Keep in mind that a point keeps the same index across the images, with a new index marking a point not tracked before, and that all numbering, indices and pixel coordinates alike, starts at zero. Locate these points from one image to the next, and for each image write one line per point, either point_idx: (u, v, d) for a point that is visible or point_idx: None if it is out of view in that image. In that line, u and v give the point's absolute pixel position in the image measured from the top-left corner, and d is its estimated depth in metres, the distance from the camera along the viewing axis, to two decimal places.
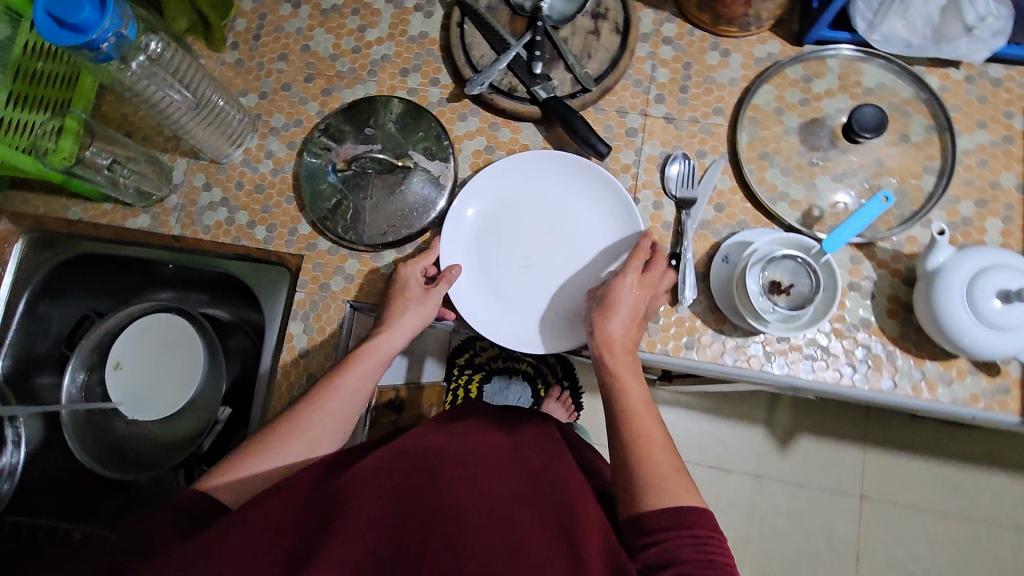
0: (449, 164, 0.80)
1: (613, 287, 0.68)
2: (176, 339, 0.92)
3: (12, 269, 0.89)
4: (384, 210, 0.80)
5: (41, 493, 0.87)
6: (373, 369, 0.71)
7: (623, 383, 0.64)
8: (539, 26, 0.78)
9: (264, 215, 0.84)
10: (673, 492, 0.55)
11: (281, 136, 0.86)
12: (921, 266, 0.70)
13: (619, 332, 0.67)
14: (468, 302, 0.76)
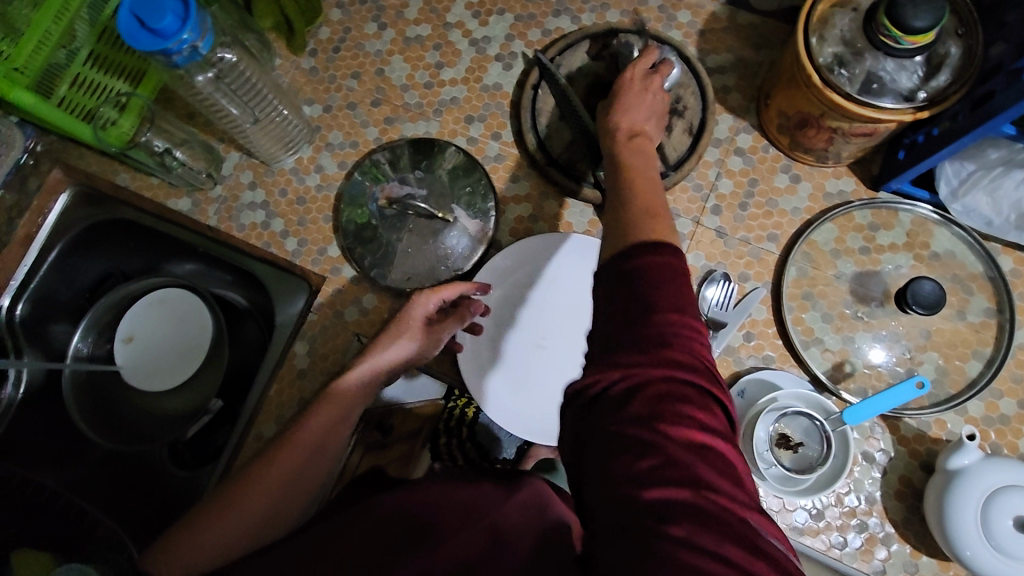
0: (487, 226, 0.79)
1: (625, 80, 0.68)
2: (186, 319, 0.93)
3: (54, 215, 0.90)
4: (415, 255, 0.79)
5: (25, 442, 0.88)
6: (349, 402, 0.66)
7: (630, 184, 0.56)
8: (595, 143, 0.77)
9: (299, 228, 0.84)
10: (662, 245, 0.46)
11: (335, 153, 0.86)
12: (941, 458, 0.66)
13: (629, 113, 0.65)
14: (485, 383, 0.74)
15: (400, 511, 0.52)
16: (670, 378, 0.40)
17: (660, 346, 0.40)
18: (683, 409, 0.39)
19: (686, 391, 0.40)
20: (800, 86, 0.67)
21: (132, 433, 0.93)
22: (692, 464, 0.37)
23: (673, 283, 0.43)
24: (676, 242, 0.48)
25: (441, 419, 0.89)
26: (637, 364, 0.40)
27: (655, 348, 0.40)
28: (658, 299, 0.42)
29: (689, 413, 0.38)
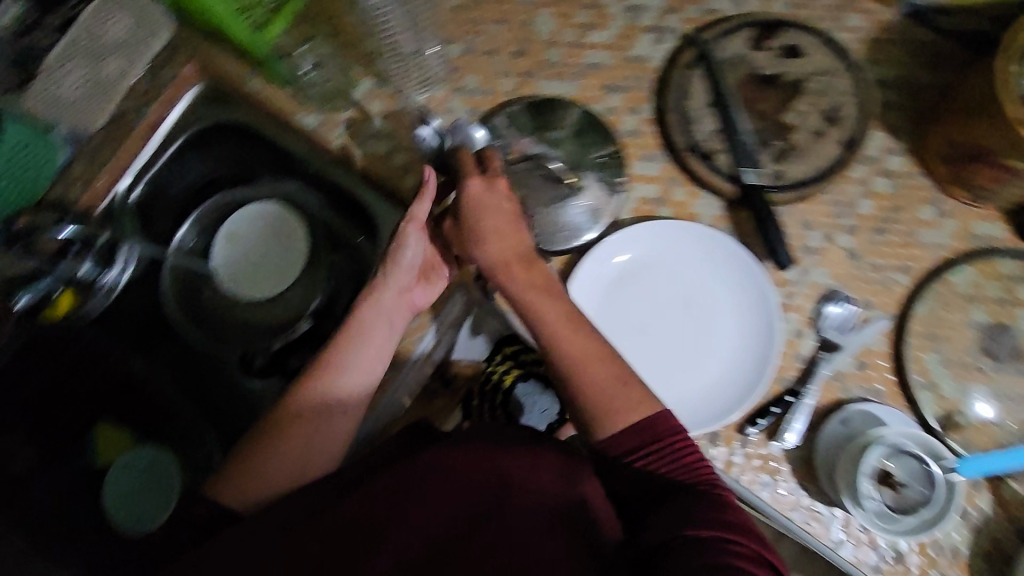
0: (614, 201, 0.78)
1: (468, 202, 0.72)
2: (287, 237, 0.95)
3: (179, 108, 0.91)
4: (535, 215, 0.79)
5: (123, 320, 0.92)
6: (380, 347, 0.73)
7: (544, 328, 0.66)
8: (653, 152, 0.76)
9: (421, 167, 0.83)
10: (603, 370, 0.64)
11: (468, 97, 0.84)
12: None
13: (495, 246, 0.70)
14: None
15: (441, 472, 0.63)
16: (700, 525, 0.53)
17: (698, 497, 0.56)
18: (717, 531, 0.53)
19: (724, 521, 0.54)
20: (986, 118, 0.63)
21: (215, 334, 0.94)
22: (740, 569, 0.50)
23: (669, 437, 0.61)
24: (626, 398, 0.63)
25: (479, 381, 0.92)
26: (676, 513, 0.56)
27: (692, 498, 0.56)
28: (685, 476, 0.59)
29: (728, 538, 0.52)
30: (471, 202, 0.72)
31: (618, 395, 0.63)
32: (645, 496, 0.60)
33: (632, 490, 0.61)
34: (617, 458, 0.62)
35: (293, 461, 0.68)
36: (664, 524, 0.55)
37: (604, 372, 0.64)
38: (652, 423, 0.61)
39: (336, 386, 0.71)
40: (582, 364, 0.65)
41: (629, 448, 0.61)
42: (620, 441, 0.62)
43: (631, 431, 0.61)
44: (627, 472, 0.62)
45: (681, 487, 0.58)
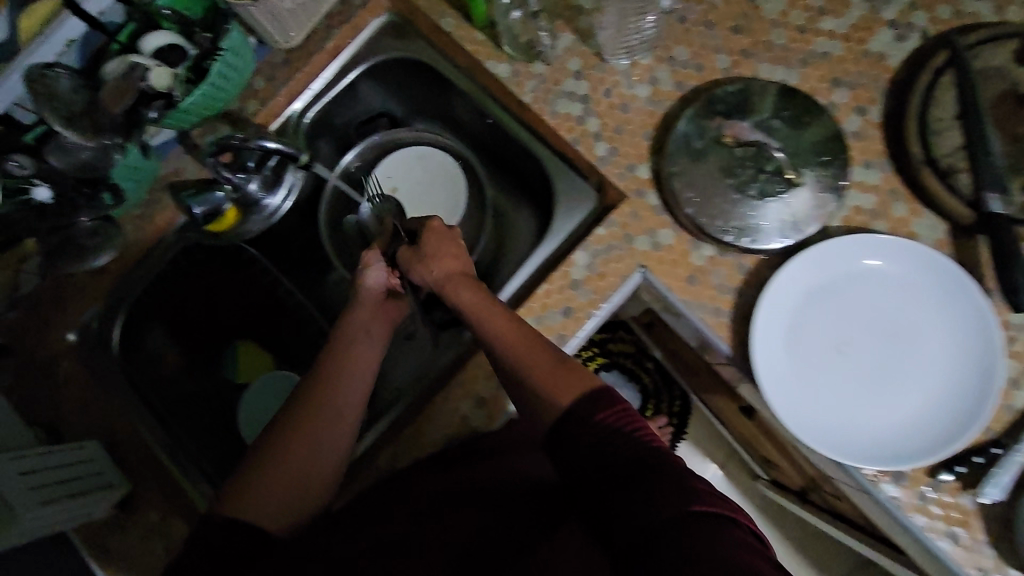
0: (834, 205, 0.70)
1: (433, 234, 0.72)
2: (436, 179, 0.95)
3: (363, 36, 0.89)
4: (738, 205, 0.71)
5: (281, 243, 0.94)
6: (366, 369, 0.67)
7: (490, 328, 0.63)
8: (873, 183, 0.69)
9: (614, 136, 0.78)
10: (538, 366, 0.59)
11: (675, 69, 0.78)
12: None
13: (435, 261, 0.70)
14: (772, 367, 0.68)
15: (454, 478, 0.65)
16: (693, 499, 0.48)
17: (639, 459, 0.51)
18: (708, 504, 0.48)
19: (695, 494, 0.48)
20: None
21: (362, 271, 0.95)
22: (733, 557, 0.45)
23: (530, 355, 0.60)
24: (518, 342, 0.61)
25: None
26: (641, 493, 0.49)
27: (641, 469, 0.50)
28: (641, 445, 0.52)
29: (711, 511, 0.47)
30: (427, 233, 0.72)
31: (540, 374, 0.59)
32: (597, 473, 0.51)
33: (580, 459, 0.52)
34: (580, 436, 0.53)
35: (299, 461, 0.60)
36: (631, 514, 0.48)
37: (540, 356, 0.60)
38: (590, 398, 0.55)
39: (369, 297, 0.73)
40: (515, 359, 0.60)
41: (581, 423, 0.53)
42: (569, 426, 0.54)
43: (585, 404, 0.54)
44: (574, 463, 0.53)
45: (595, 445, 0.52)
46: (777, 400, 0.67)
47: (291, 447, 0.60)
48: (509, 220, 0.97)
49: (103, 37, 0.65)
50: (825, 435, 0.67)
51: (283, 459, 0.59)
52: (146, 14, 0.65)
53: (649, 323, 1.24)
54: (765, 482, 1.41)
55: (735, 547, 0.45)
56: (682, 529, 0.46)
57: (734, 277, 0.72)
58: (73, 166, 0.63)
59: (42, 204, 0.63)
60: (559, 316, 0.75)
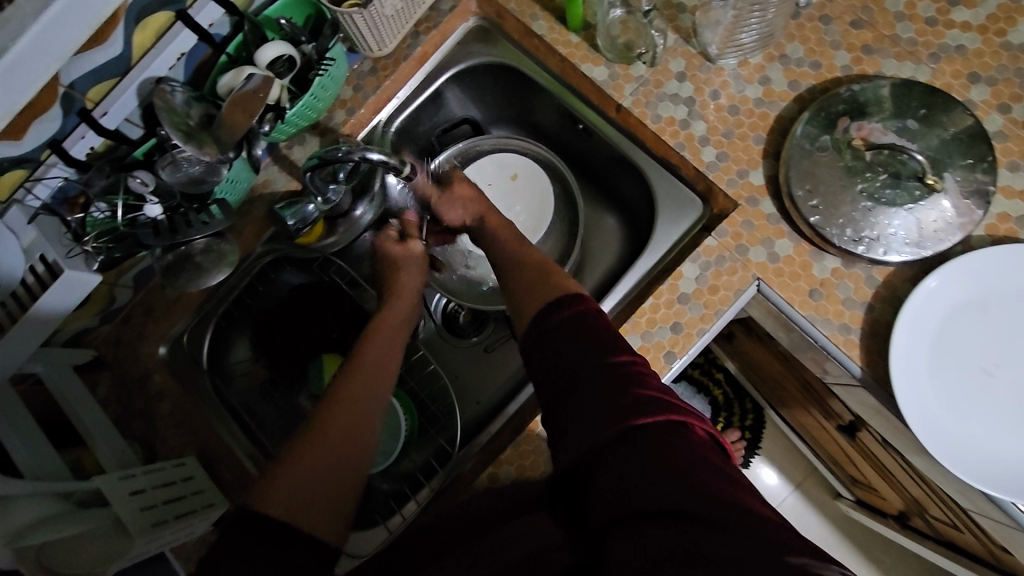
0: (980, 213, 0.64)
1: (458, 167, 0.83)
2: (517, 190, 0.89)
3: (451, 42, 0.87)
4: (869, 212, 0.65)
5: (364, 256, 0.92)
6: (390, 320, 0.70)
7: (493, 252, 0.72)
8: (973, 167, 0.65)
9: (723, 140, 0.74)
10: (529, 280, 0.63)
11: (789, 68, 0.74)
12: None
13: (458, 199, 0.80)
14: (906, 385, 0.62)
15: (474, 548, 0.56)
16: (638, 410, 0.46)
17: (590, 358, 0.51)
18: (655, 413, 0.46)
19: (648, 402, 0.47)
20: None
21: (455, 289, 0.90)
22: (684, 467, 0.42)
23: (535, 280, 0.63)
24: (522, 260, 0.68)
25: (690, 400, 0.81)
26: (593, 390, 0.48)
27: (608, 378, 0.48)
28: (598, 339, 0.52)
29: (657, 422, 0.45)
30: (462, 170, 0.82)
31: (521, 279, 0.64)
32: (560, 363, 0.52)
33: (548, 336, 0.54)
34: (548, 321, 0.55)
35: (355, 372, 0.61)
36: (586, 413, 0.47)
37: (525, 270, 0.65)
38: (552, 302, 0.57)
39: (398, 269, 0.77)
40: (515, 276, 0.65)
41: (541, 321, 0.56)
42: (531, 330, 0.56)
43: (548, 306, 0.57)
44: (542, 354, 0.54)
45: (559, 337, 0.53)
46: (915, 423, 0.61)
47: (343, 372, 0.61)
48: (594, 228, 0.92)
49: (208, 48, 0.64)
50: (976, 466, 0.59)
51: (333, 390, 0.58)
52: (256, 24, 0.64)
53: (729, 333, 1.18)
54: (850, 502, 1.33)
55: (688, 460, 0.43)
56: (623, 443, 0.44)
57: (863, 291, 0.68)
58: (182, 180, 0.63)
59: (154, 219, 0.63)
60: (668, 333, 0.70)
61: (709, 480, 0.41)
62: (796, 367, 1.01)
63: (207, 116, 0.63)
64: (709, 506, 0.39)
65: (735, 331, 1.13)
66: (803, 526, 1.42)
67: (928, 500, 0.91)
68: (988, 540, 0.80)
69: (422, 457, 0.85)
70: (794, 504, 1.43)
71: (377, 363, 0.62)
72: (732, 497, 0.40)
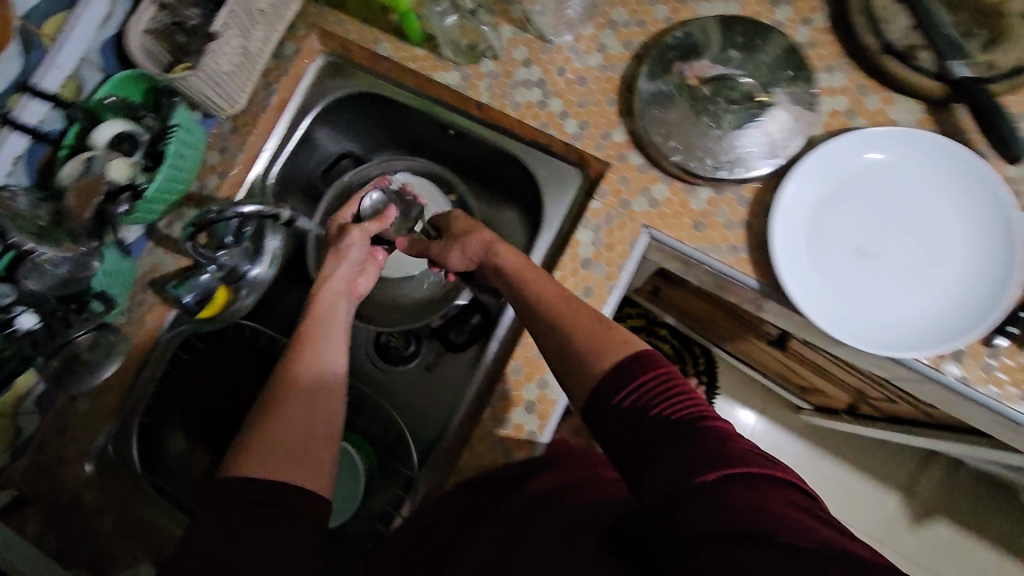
0: (808, 114, 0.71)
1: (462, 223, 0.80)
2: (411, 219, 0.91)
3: (305, 85, 0.87)
4: (719, 139, 0.72)
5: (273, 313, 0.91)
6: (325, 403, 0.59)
7: (534, 293, 0.65)
8: (794, 76, 0.72)
9: (579, 110, 0.78)
10: (584, 333, 0.57)
11: (619, 31, 0.79)
12: None
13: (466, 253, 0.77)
14: (811, 297, 0.67)
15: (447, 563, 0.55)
16: (713, 467, 0.42)
17: (665, 416, 0.47)
18: (737, 469, 0.42)
19: (724, 455, 0.43)
20: None
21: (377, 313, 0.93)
22: (769, 507, 0.40)
23: (587, 327, 0.58)
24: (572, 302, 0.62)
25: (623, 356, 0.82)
26: (669, 451, 0.45)
27: (681, 435, 0.45)
28: (656, 403, 0.48)
29: (738, 474, 0.42)
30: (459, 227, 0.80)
31: (573, 334, 0.58)
32: (633, 425, 0.48)
33: (613, 405, 0.50)
34: (612, 385, 0.51)
35: (294, 431, 0.55)
36: (662, 476, 0.44)
37: (586, 321, 0.59)
38: (614, 366, 0.52)
39: (329, 347, 0.66)
40: (569, 326, 0.59)
41: (606, 390, 0.51)
42: (595, 394, 0.52)
43: (612, 368, 0.52)
44: (612, 420, 0.50)
45: (625, 401, 0.50)
46: (833, 328, 0.65)
47: (281, 429, 0.54)
48: (496, 224, 0.95)
49: (47, 145, 0.63)
50: (882, 336, 0.65)
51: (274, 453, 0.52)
52: (88, 110, 0.63)
53: (655, 290, 1.23)
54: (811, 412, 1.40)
55: (777, 501, 0.40)
56: (702, 503, 0.41)
57: (738, 211, 0.73)
58: (51, 285, 0.60)
59: (30, 330, 0.60)
60: (580, 298, 0.73)
61: (806, 541, 0.37)
62: (719, 300, 1.07)
63: (58, 212, 0.61)
64: (800, 564, 0.36)
65: (659, 285, 1.19)
66: (778, 448, 1.49)
67: (866, 385, 0.97)
68: (921, 404, 0.87)
69: (391, 492, 0.83)
70: (764, 429, 1.50)
71: (317, 434, 0.56)
72: (828, 554, 0.37)
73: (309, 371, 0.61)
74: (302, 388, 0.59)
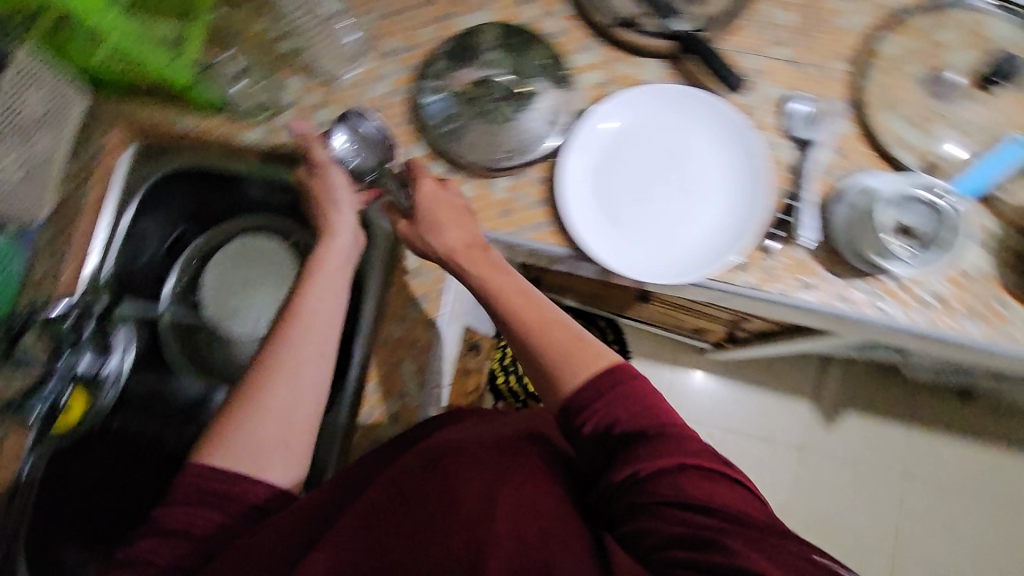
0: (568, 94, 0.82)
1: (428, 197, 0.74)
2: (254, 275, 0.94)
3: (121, 175, 0.89)
4: (500, 132, 0.81)
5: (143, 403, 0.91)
6: (302, 396, 0.64)
7: (515, 298, 0.68)
8: (549, 64, 0.82)
9: (377, 136, 0.84)
10: (578, 360, 0.62)
11: (396, 59, 0.86)
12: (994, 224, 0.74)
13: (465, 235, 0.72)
14: (610, 248, 0.76)
15: None
16: (693, 465, 0.51)
17: (638, 421, 0.56)
18: (711, 469, 0.51)
19: (695, 456, 0.52)
20: None
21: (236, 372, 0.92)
22: (744, 508, 0.48)
23: (568, 351, 0.63)
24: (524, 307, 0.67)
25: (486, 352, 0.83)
26: (645, 446, 0.53)
27: (662, 437, 0.54)
28: (630, 411, 0.57)
29: (717, 477, 0.51)
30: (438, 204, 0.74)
31: (531, 334, 0.65)
32: (606, 432, 0.57)
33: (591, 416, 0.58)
34: (586, 398, 0.59)
35: (277, 426, 0.61)
36: (640, 477, 0.52)
37: (552, 331, 0.65)
38: (606, 376, 0.59)
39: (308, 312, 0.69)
40: (540, 339, 0.64)
41: (585, 398, 0.59)
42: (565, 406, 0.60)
43: (593, 379, 0.59)
44: (590, 430, 0.58)
45: (607, 406, 0.57)
46: (630, 269, 0.74)
47: (267, 424, 0.61)
48: None
49: None
50: (670, 265, 0.76)
51: (257, 435, 0.60)
52: None
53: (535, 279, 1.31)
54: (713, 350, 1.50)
55: (733, 498, 0.50)
56: (667, 490, 0.50)
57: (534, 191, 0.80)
58: None
59: None
60: None
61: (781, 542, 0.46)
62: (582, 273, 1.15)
63: None
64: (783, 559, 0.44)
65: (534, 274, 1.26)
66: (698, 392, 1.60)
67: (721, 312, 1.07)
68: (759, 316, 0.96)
69: None
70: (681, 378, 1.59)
71: (297, 421, 0.63)
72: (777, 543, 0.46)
73: (292, 356, 0.65)
74: (288, 362, 0.65)
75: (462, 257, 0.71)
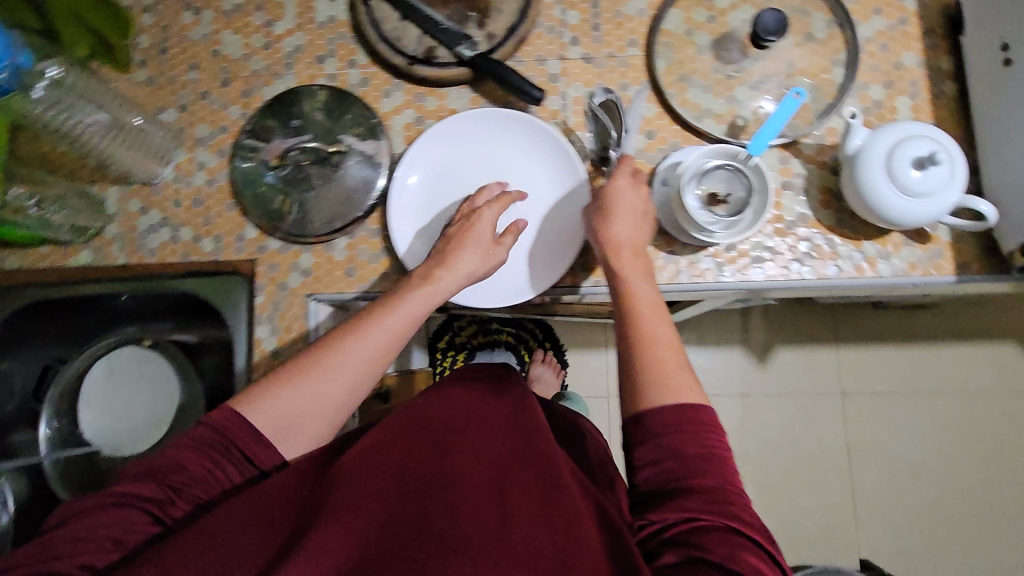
0: (382, 141, 0.81)
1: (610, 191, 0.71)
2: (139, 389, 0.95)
3: None
4: (324, 197, 0.80)
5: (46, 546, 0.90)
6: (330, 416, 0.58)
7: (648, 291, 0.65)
8: (356, 115, 0.82)
9: (208, 228, 0.83)
10: (684, 392, 0.56)
11: (209, 146, 0.85)
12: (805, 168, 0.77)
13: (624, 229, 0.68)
14: None
15: None
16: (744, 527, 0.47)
17: (704, 465, 0.51)
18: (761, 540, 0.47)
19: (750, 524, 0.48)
20: None
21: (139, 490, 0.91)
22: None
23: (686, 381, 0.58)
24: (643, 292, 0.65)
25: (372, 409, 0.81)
26: (705, 492, 0.49)
27: (720, 487, 0.50)
28: (696, 452, 0.52)
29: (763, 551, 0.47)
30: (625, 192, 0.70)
31: (653, 321, 0.62)
32: (665, 460, 0.52)
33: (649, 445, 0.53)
34: (658, 427, 0.53)
35: (298, 412, 0.56)
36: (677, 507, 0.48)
37: (660, 328, 0.61)
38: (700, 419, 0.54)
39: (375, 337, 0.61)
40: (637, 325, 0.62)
41: (661, 425, 0.54)
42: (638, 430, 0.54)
43: (688, 417, 0.54)
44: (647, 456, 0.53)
45: (684, 441, 0.52)
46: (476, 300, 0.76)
47: (297, 405, 0.56)
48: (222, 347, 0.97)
49: None
50: (513, 284, 0.77)
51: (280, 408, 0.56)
52: None
53: None
54: None
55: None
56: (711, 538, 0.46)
57: (373, 244, 0.81)
58: None
59: None
60: None
61: None
62: None
63: None
64: None
65: None
66: None
67: None
68: None
69: None
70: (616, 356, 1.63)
71: (316, 419, 0.57)
72: None
73: (339, 362, 0.59)
74: (341, 365, 0.59)
75: (613, 228, 0.68)
